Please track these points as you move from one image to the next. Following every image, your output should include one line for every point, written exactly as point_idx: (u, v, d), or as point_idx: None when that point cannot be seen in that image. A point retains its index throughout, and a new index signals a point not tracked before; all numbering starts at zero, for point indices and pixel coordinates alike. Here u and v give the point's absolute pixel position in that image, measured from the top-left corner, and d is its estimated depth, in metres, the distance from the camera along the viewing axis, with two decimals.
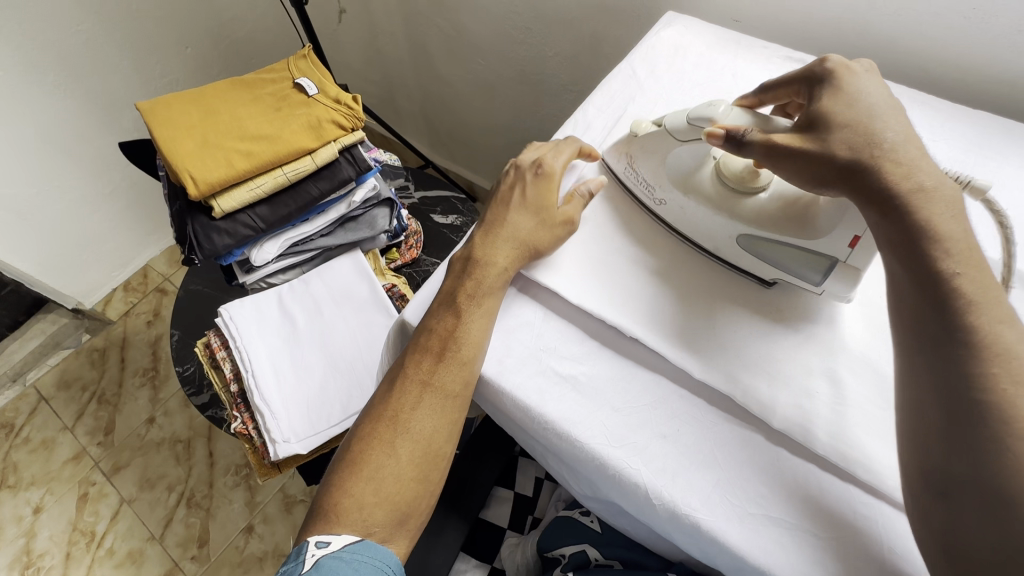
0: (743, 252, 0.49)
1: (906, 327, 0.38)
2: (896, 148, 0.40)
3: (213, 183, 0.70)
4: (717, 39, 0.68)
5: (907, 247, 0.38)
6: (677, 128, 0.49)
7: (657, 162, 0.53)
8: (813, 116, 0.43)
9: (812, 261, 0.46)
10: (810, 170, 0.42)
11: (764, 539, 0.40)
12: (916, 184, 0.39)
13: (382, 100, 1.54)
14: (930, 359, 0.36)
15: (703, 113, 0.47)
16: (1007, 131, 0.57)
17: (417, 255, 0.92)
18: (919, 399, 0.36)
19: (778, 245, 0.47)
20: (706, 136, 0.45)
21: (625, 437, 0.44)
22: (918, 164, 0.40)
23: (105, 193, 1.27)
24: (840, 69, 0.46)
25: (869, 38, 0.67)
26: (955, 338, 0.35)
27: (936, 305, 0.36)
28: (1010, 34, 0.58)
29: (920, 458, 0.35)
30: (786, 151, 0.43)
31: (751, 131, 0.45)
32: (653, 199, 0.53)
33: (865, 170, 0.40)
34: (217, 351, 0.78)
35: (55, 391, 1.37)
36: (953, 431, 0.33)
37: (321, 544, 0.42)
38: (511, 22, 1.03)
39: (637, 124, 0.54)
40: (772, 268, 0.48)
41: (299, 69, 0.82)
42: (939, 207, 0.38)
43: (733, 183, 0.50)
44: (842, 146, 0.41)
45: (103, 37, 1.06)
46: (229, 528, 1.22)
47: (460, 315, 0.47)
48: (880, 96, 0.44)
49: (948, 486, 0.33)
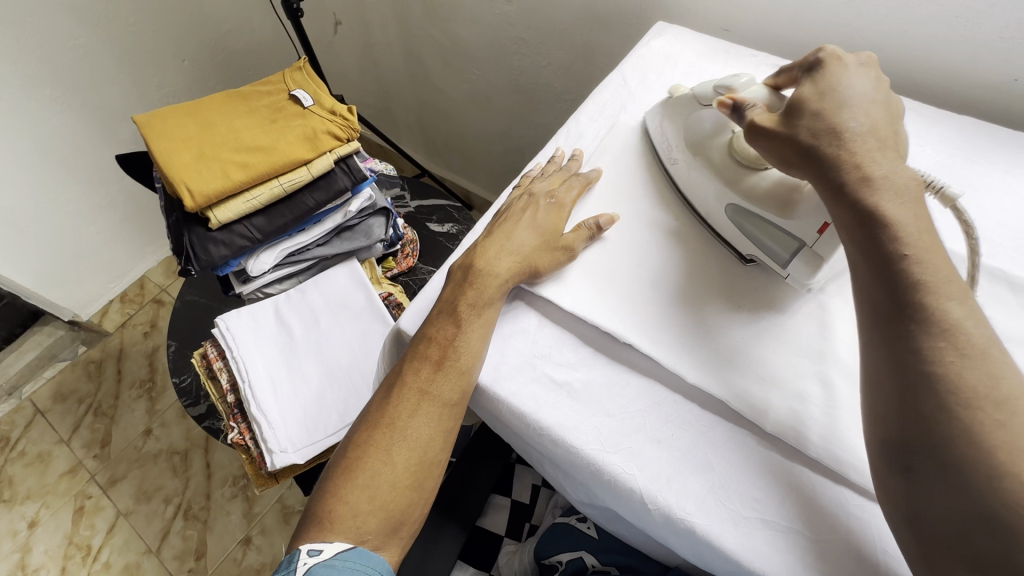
0: (728, 222, 0.51)
1: (864, 306, 0.38)
2: (854, 139, 0.40)
3: (210, 194, 0.71)
4: (708, 48, 0.69)
5: (863, 228, 0.38)
6: (703, 96, 0.55)
7: (681, 124, 0.56)
8: (790, 104, 0.44)
9: (784, 241, 0.48)
10: (781, 151, 0.43)
11: (758, 542, 0.40)
12: (865, 174, 0.39)
13: (378, 110, 1.55)
14: (886, 336, 0.36)
15: (726, 82, 0.53)
16: (991, 136, 0.58)
17: (413, 264, 0.93)
18: (877, 376, 0.36)
19: (761, 221, 0.49)
20: (716, 103, 0.49)
21: (619, 443, 0.44)
22: (874, 155, 0.40)
23: (102, 205, 1.27)
24: (831, 60, 0.45)
25: (856, 46, 0.68)
26: (906, 316, 0.35)
27: (891, 284, 0.36)
28: (993, 42, 0.59)
29: (881, 434, 0.35)
30: (762, 131, 0.44)
31: (756, 104, 0.47)
32: (669, 158, 0.56)
33: (823, 157, 0.41)
34: (214, 362, 0.78)
35: (51, 403, 1.36)
36: (908, 405, 0.34)
37: (312, 553, 0.42)
38: (504, 32, 1.05)
39: (676, 89, 0.59)
40: (749, 243, 0.51)
41: (294, 81, 0.83)
42: (890, 193, 0.38)
43: (740, 156, 0.52)
44: (806, 131, 0.42)
45: (101, 51, 1.07)
46: (227, 540, 1.21)
47: (460, 324, 0.48)
48: (863, 90, 0.43)
49: (909, 461, 0.33)
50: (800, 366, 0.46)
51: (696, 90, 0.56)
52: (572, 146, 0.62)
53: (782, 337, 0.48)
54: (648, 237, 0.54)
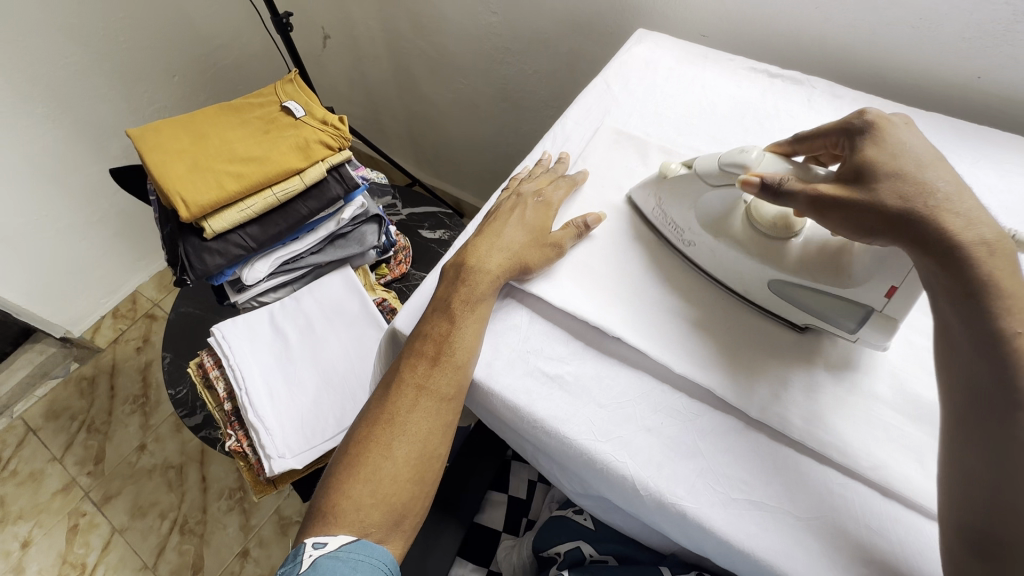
0: (779, 297, 0.48)
1: (961, 381, 0.36)
2: (951, 199, 0.38)
3: (204, 204, 0.72)
4: (685, 53, 0.72)
5: (968, 300, 0.36)
6: (707, 173, 0.48)
7: (688, 206, 0.51)
8: (859, 170, 0.41)
9: (848, 311, 0.45)
10: (861, 220, 0.40)
11: (746, 523, 0.41)
12: (978, 237, 0.37)
13: (367, 121, 1.57)
14: (984, 417, 0.35)
15: (735, 159, 0.46)
16: (956, 132, 0.61)
17: (406, 270, 0.94)
18: (967, 453, 0.35)
19: (815, 292, 0.46)
20: (742, 184, 0.43)
21: (611, 432, 0.45)
22: (976, 216, 0.38)
23: (94, 221, 1.28)
24: (880, 122, 0.44)
25: (827, 46, 0.71)
26: (1012, 400, 0.34)
27: (996, 363, 0.34)
28: (953, 42, 0.62)
29: (961, 513, 0.35)
30: (833, 202, 0.41)
31: (789, 178, 0.43)
32: (682, 241, 0.53)
33: (917, 220, 0.38)
34: (210, 371, 0.78)
35: (44, 421, 1.35)
36: (1005, 494, 0.33)
37: (317, 545, 0.43)
38: (491, 43, 1.07)
39: (666, 167, 0.53)
40: (808, 314, 0.47)
41: (285, 92, 0.85)
42: (1005, 262, 0.36)
43: (767, 229, 0.48)
44: (891, 196, 0.39)
45: (93, 69, 1.09)
46: (223, 554, 1.20)
47: (455, 320, 0.49)
48: (927, 148, 0.42)
49: (989, 547, 0.33)
50: (788, 353, 0.48)
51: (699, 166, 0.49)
52: (559, 149, 0.64)
53: (765, 325, 0.50)
54: (635, 232, 0.56)
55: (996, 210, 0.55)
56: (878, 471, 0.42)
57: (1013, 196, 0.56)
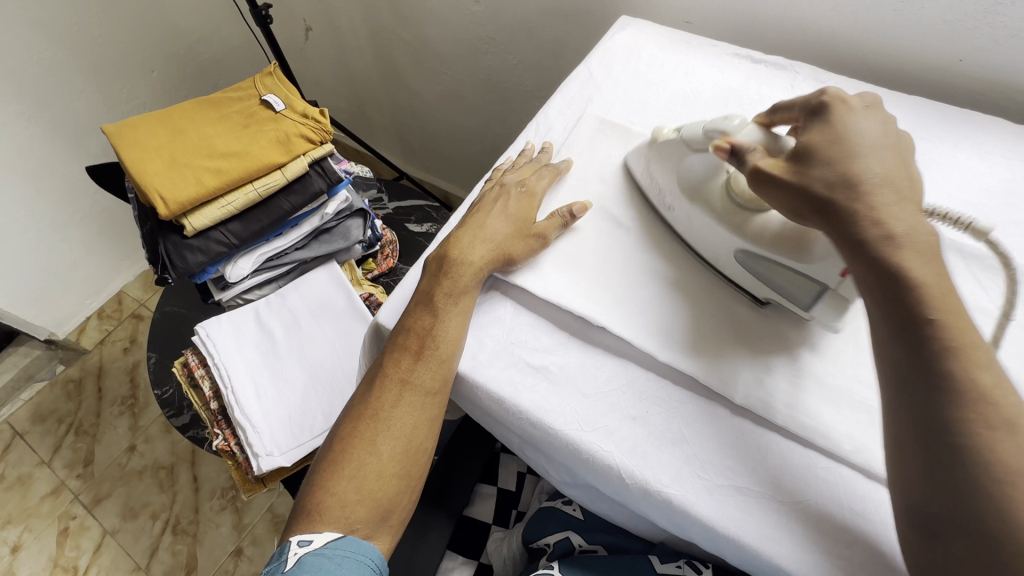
0: (741, 267, 0.49)
1: (886, 367, 0.37)
2: (872, 191, 0.39)
3: (183, 200, 0.71)
4: (670, 40, 0.72)
5: (885, 288, 0.37)
6: (692, 138, 0.52)
7: (671, 169, 0.53)
8: (799, 150, 0.42)
9: (804, 286, 0.46)
10: (789, 202, 0.42)
11: (732, 509, 0.41)
12: (886, 232, 0.37)
13: (353, 115, 1.55)
14: (909, 402, 0.35)
15: (718, 125, 0.49)
16: (937, 116, 0.61)
17: (393, 265, 0.94)
18: (900, 441, 0.36)
19: (774, 265, 0.46)
20: (713, 148, 0.46)
21: (597, 421, 0.45)
22: (894, 208, 0.38)
23: (74, 220, 1.25)
24: (836, 102, 0.44)
25: (813, 32, 0.70)
26: (933, 384, 0.34)
27: (915, 349, 0.35)
28: (935, 25, 0.62)
29: (905, 497, 0.35)
30: (769, 178, 0.42)
31: (756, 148, 0.45)
32: (663, 205, 0.54)
33: (838, 206, 0.39)
34: (195, 370, 0.77)
35: (30, 425, 1.33)
36: (933, 473, 0.33)
37: (303, 543, 0.43)
38: (474, 33, 1.06)
39: (659, 132, 0.55)
40: (765, 287, 0.48)
41: (265, 85, 0.83)
42: (914, 252, 0.37)
43: (741, 198, 0.49)
44: (819, 181, 0.40)
45: (67, 65, 1.06)
46: (217, 553, 1.20)
47: (438, 314, 0.49)
48: (872, 136, 0.42)
49: (932, 528, 0.33)
50: (767, 340, 0.48)
51: (686, 132, 0.53)
52: (542, 139, 0.64)
53: (750, 316, 0.49)
54: (616, 221, 0.56)
55: (975, 192, 0.56)
56: (860, 454, 0.42)
57: (993, 178, 0.56)
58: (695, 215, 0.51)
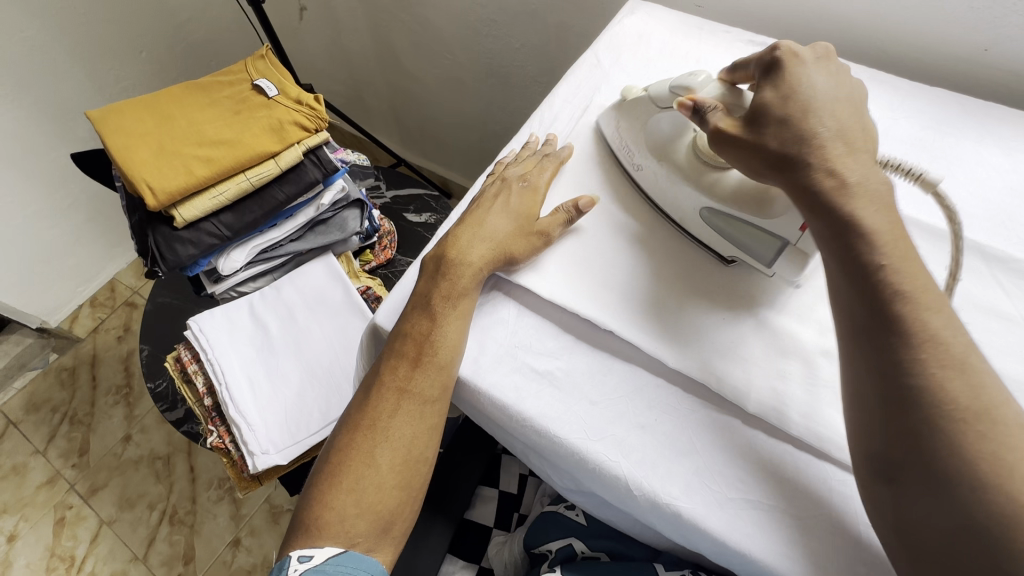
0: (706, 226, 0.50)
1: (843, 320, 0.37)
2: (824, 144, 0.39)
3: (172, 191, 0.68)
4: (682, 24, 0.68)
5: (838, 241, 0.37)
6: (660, 97, 0.52)
7: (638, 129, 0.54)
8: (753, 110, 0.42)
9: (765, 241, 0.47)
10: (747, 161, 0.42)
11: (743, 524, 0.40)
12: (840, 179, 0.38)
13: (350, 99, 1.51)
14: (867, 348, 0.35)
15: (684, 82, 0.50)
16: (962, 109, 0.59)
17: (391, 256, 0.90)
18: (860, 391, 0.36)
19: (737, 222, 0.48)
20: (675, 106, 0.46)
21: (604, 430, 0.44)
22: (845, 160, 0.39)
23: (64, 207, 1.22)
24: (789, 57, 0.44)
25: (830, 20, 0.67)
26: (887, 329, 0.35)
27: (869, 299, 0.36)
28: (962, 12, 0.59)
29: (867, 446, 0.35)
30: (728, 138, 0.43)
31: (715, 106, 0.45)
32: (632, 165, 0.54)
33: (795, 165, 0.39)
34: (188, 365, 0.76)
35: (24, 414, 1.32)
36: (890, 417, 0.34)
37: (303, 559, 0.41)
38: (474, 15, 1.02)
39: (630, 91, 0.56)
40: (730, 245, 0.49)
41: (257, 70, 0.80)
42: (865, 199, 0.37)
43: (705, 156, 0.51)
44: (774, 139, 0.41)
45: (51, 46, 1.02)
46: (215, 544, 1.19)
47: (436, 319, 0.46)
48: (826, 88, 0.42)
49: (894, 472, 0.33)
50: (781, 344, 0.46)
51: (654, 90, 0.53)
52: (547, 130, 0.61)
53: (762, 320, 0.47)
54: (625, 220, 0.53)
55: (999, 191, 0.53)
56: None
57: (1017, 176, 0.54)
58: (663, 174, 0.52)
